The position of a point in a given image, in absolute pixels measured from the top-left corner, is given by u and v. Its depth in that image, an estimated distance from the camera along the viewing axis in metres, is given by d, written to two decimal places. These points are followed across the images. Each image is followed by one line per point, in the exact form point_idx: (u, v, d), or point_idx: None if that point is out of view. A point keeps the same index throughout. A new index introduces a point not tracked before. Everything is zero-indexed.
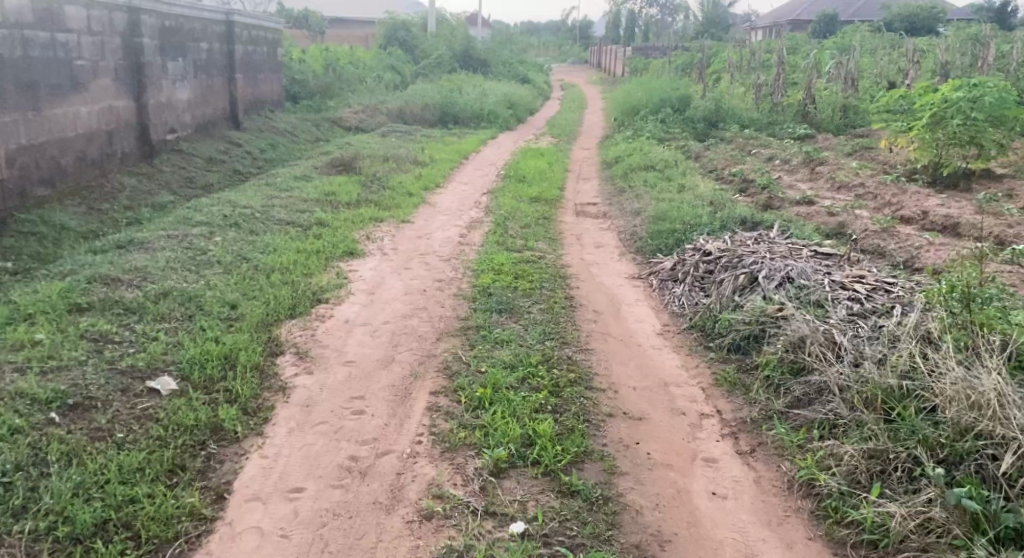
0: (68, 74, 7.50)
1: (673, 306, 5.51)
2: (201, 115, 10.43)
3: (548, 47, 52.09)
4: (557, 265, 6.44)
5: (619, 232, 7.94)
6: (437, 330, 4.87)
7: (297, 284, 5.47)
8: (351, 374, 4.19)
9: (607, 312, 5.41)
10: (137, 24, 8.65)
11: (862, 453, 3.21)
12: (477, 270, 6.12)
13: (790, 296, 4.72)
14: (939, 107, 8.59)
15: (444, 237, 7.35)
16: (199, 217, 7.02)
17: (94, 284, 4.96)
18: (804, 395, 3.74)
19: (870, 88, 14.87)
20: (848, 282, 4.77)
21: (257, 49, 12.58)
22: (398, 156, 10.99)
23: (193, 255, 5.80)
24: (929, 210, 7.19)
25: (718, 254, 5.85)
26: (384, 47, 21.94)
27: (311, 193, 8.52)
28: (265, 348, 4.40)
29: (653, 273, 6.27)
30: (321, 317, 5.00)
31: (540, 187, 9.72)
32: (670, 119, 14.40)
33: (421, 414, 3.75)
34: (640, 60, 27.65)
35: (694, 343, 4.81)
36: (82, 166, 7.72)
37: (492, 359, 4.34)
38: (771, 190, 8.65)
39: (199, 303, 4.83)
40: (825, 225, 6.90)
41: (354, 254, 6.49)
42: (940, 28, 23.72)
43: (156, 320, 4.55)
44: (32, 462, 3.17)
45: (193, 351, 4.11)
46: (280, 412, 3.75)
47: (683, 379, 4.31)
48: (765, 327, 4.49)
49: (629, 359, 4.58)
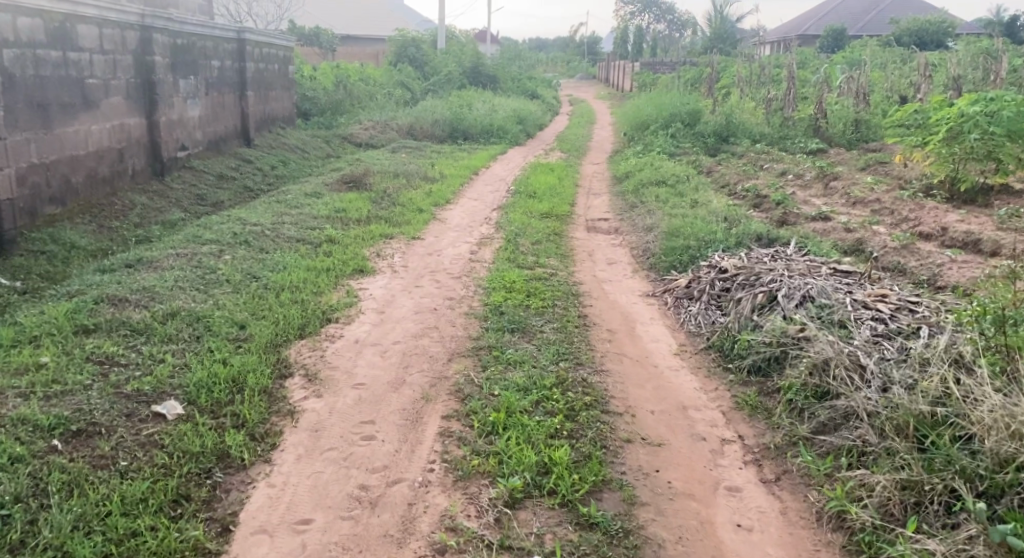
0: (79, 92, 7.47)
1: (690, 325, 5.40)
2: (212, 132, 10.43)
3: (556, 63, 52.32)
4: (570, 282, 6.34)
5: (631, 248, 7.84)
6: (449, 351, 4.76)
7: (306, 303, 5.38)
8: (361, 397, 4.09)
9: (622, 332, 5.30)
10: (149, 42, 8.63)
11: (895, 484, 3.07)
12: (489, 288, 6.02)
13: (812, 315, 4.59)
14: (956, 121, 8.47)
15: (455, 254, 7.25)
16: (208, 235, 6.96)
17: (102, 304, 4.88)
18: (830, 420, 3.60)
19: (883, 103, 14.76)
20: (871, 302, 4.65)
21: (269, 67, 12.60)
22: (408, 171, 10.93)
23: (202, 274, 5.72)
24: (948, 226, 7.07)
25: (734, 272, 5.74)
26: (394, 64, 22.04)
27: (321, 209, 8.46)
28: (274, 370, 4.31)
29: (667, 291, 6.16)
30: (331, 337, 4.91)
31: (551, 203, 9.64)
32: (680, 134, 14.33)
33: (433, 439, 3.64)
34: (648, 76, 27.66)
35: (713, 365, 4.69)
36: (93, 183, 7.68)
37: (505, 382, 4.23)
38: (785, 206, 8.55)
39: (208, 323, 4.75)
40: (842, 241, 6.77)
41: (364, 272, 6.40)
42: (949, 42, 23.60)
43: (163, 341, 4.47)
44: (31, 493, 3.07)
45: (200, 373, 4.02)
46: (288, 437, 3.65)
47: (702, 402, 4.18)
48: (786, 347, 4.36)
49: (645, 382, 4.46)
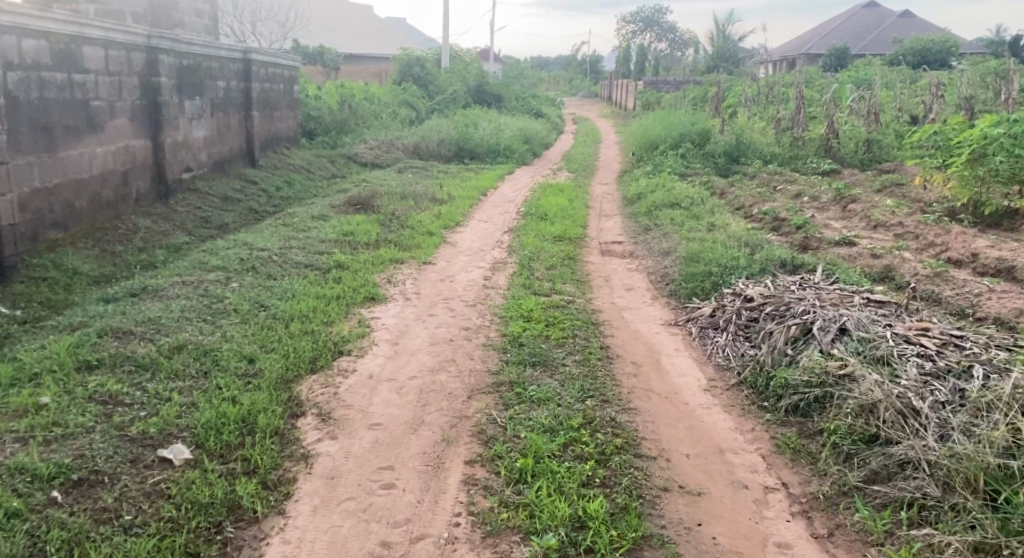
0: (83, 114, 7.29)
1: (718, 358, 5.16)
2: (218, 152, 10.26)
3: (558, 81, 52.31)
4: (589, 310, 6.11)
5: (648, 273, 7.61)
6: (468, 387, 4.52)
7: (316, 334, 5.16)
8: (379, 439, 3.86)
9: (647, 365, 5.06)
10: (155, 63, 8.47)
11: (967, 545, 2.96)
12: (506, 316, 5.79)
13: (851, 351, 4.37)
14: (979, 144, 8.28)
15: (468, 279, 7.03)
16: (215, 260, 6.75)
17: (106, 337, 4.65)
18: (883, 469, 3.45)
19: (893, 122, 14.57)
20: (913, 336, 4.43)
21: (274, 87, 12.47)
22: (417, 193, 10.73)
23: (208, 303, 5.50)
24: (979, 252, 6.86)
25: (762, 301, 5.51)
26: (399, 83, 21.95)
27: (329, 232, 8.26)
28: (285, 410, 4.09)
29: (690, 320, 5.91)
30: (343, 372, 4.68)
31: (563, 225, 9.43)
32: (690, 153, 14.10)
33: (457, 488, 3.42)
34: (652, 95, 27.52)
35: (747, 403, 4.45)
36: (97, 208, 7.50)
37: (529, 422, 4.00)
38: (806, 230, 8.33)
39: (216, 358, 4.54)
40: (870, 268, 6.55)
41: (375, 299, 6.18)
42: (954, 61, 23.39)
43: (169, 378, 4.24)
44: (28, 554, 2.84)
45: (208, 413, 3.80)
46: (303, 485, 3.42)
47: (739, 445, 3.96)
48: (827, 387, 4.14)
49: (677, 420, 4.23)
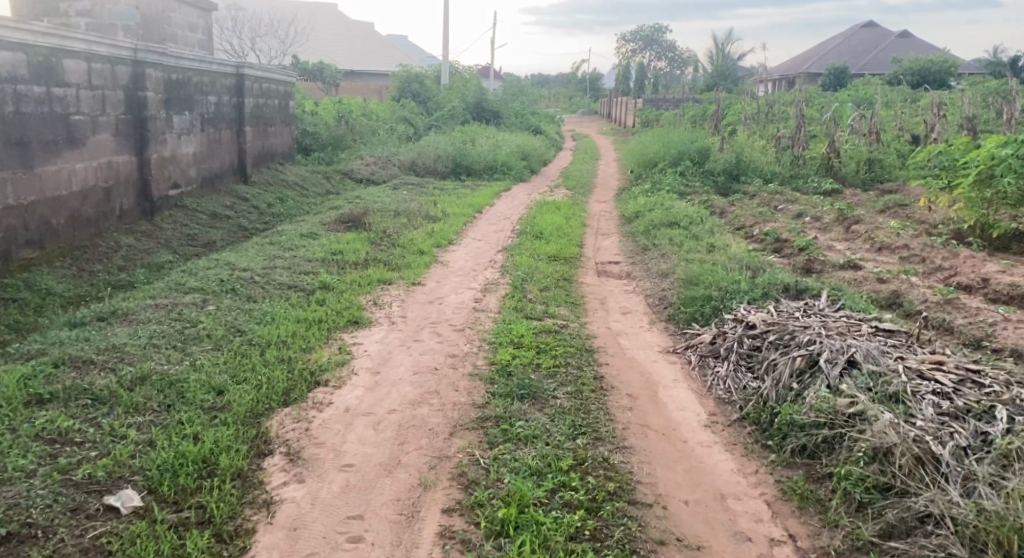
0: (63, 129, 7.04)
1: (719, 390, 4.86)
2: (208, 168, 9.97)
3: (559, 99, 52.22)
4: (584, 336, 5.81)
5: (646, 295, 7.31)
6: (451, 423, 4.21)
7: (293, 362, 4.85)
8: (350, 483, 3.58)
9: (644, 397, 4.75)
10: (141, 77, 8.20)
11: None
12: (495, 342, 5.49)
13: (861, 386, 4.07)
14: (986, 165, 8.04)
15: (458, 301, 6.73)
16: (193, 281, 6.44)
17: (63, 367, 4.34)
18: (900, 522, 3.21)
19: (894, 141, 14.36)
20: (927, 370, 4.13)
21: (268, 102, 12.18)
22: (410, 210, 10.46)
23: (180, 328, 5.19)
24: (990, 277, 6.60)
25: (765, 328, 5.21)
26: (397, 99, 21.74)
27: (317, 251, 7.98)
28: (251, 448, 3.81)
29: (689, 347, 5.59)
30: (318, 405, 4.36)
31: (559, 244, 9.15)
32: (690, 171, 13.83)
33: (431, 542, 3.22)
34: (651, 112, 27.35)
35: (750, 441, 4.15)
36: (76, 225, 7.22)
37: (515, 463, 3.72)
38: (810, 251, 8.04)
39: (182, 390, 4.24)
40: (877, 293, 6.27)
41: (359, 323, 5.87)
42: (953, 81, 23.22)
43: (129, 413, 3.95)
44: None
45: (166, 454, 3.56)
46: (261, 537, 3.21)
47: (743, 490, 3.67)
48: (836, 426, 3.84)
49: (676, 462, 3.94)
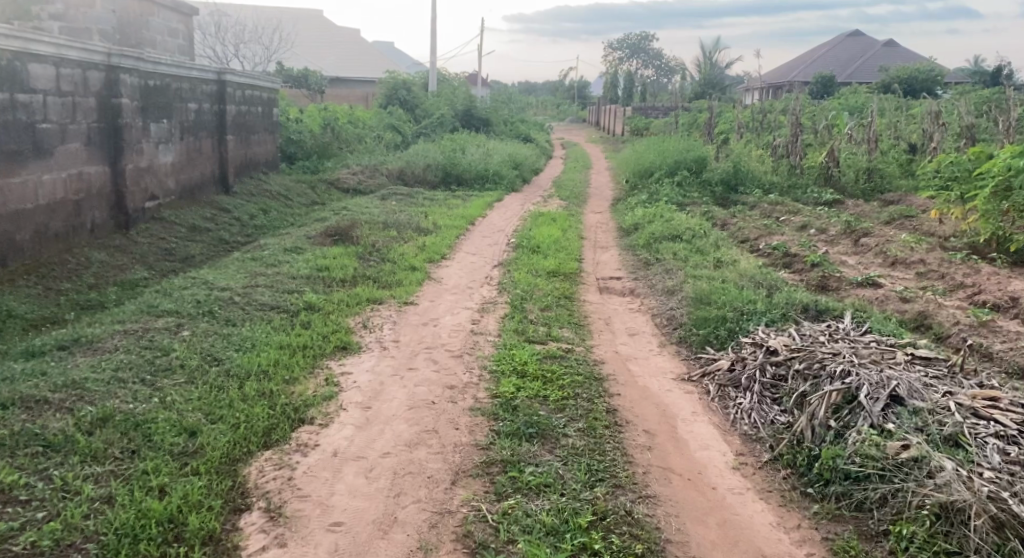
0: (28, 138, 6.54)
1: (743, 425, 4.41)
2: (187, 179, 9.46)
3: (547, 105, 51.86)
4: (592, 362, 5.34)
5: (653, 314, 6.86)
6: (453, 467, 3.75)
7: (274, 396, 4.35)
8: (339, 547, 3.18)
9: (662, 434, 4.30)
10: (116, 83, 7.68)
11: None
12: (496, 371, 5.02)
13: (911, 427, 3.69)
14: (1004, 176, 7.68)
15: (454, 323, 6.26)
16: (167, 302, 5.93)
17: (13, 409, 3.84)
18: None
19: (892, 150, 14.01)
20: (982, 408, 3.75)
21: (251, 109, 11.65)
22: (400, 222, 10.00)
23: (151, 358, 4.68)
24: (1018, 296, 6.23)
25: (789, 355, 4.76)
26: (385, 106, 21.22)
27: (303, 267, 7.49)
28: (226, 503, 3.38)
29: (705, 375, 5.13)
30: (302, 448, 3.89)
31: (557, 259, 8.69)
32: (686, 181, 13.39)
33: None
34: (640, 120, 26.99)
35: (786, 487, 3.73)
36: (43, 240, 6.72)
37: (527, 520, 3.31)
38: (823, 267, 7.63)
39: (148, 431, 3.76)
40: (903, 314, 5.86)
41: (347, 350, 5.38)
42: (940, 89, 22.93)
43: (86, 462, 3.49)
44: None
45: (126, 514, 3.15)
46: None
47: (786, 550, 3.28)
48: (888, 475, 3.47)
49: (708, 513, 3.51)
